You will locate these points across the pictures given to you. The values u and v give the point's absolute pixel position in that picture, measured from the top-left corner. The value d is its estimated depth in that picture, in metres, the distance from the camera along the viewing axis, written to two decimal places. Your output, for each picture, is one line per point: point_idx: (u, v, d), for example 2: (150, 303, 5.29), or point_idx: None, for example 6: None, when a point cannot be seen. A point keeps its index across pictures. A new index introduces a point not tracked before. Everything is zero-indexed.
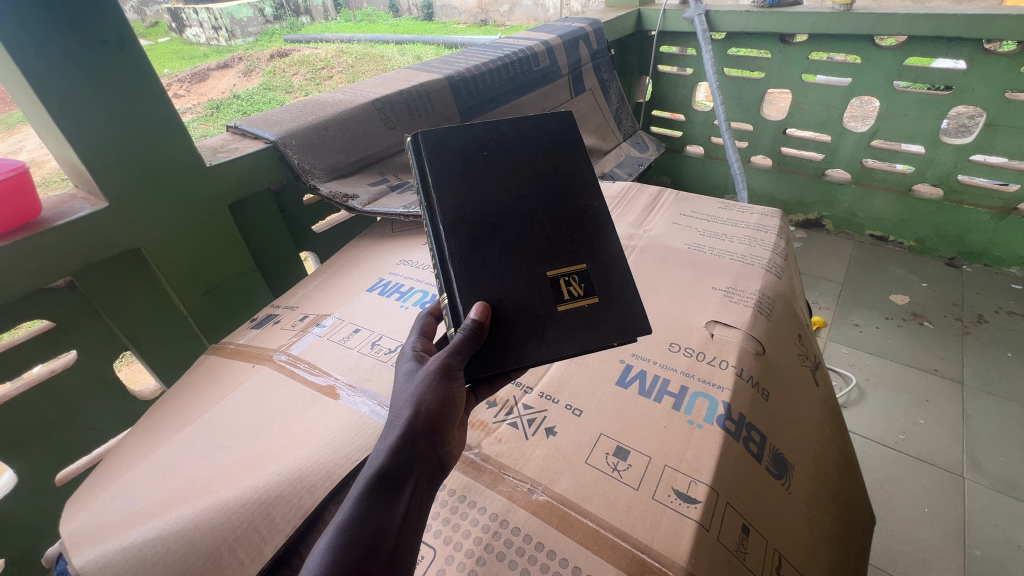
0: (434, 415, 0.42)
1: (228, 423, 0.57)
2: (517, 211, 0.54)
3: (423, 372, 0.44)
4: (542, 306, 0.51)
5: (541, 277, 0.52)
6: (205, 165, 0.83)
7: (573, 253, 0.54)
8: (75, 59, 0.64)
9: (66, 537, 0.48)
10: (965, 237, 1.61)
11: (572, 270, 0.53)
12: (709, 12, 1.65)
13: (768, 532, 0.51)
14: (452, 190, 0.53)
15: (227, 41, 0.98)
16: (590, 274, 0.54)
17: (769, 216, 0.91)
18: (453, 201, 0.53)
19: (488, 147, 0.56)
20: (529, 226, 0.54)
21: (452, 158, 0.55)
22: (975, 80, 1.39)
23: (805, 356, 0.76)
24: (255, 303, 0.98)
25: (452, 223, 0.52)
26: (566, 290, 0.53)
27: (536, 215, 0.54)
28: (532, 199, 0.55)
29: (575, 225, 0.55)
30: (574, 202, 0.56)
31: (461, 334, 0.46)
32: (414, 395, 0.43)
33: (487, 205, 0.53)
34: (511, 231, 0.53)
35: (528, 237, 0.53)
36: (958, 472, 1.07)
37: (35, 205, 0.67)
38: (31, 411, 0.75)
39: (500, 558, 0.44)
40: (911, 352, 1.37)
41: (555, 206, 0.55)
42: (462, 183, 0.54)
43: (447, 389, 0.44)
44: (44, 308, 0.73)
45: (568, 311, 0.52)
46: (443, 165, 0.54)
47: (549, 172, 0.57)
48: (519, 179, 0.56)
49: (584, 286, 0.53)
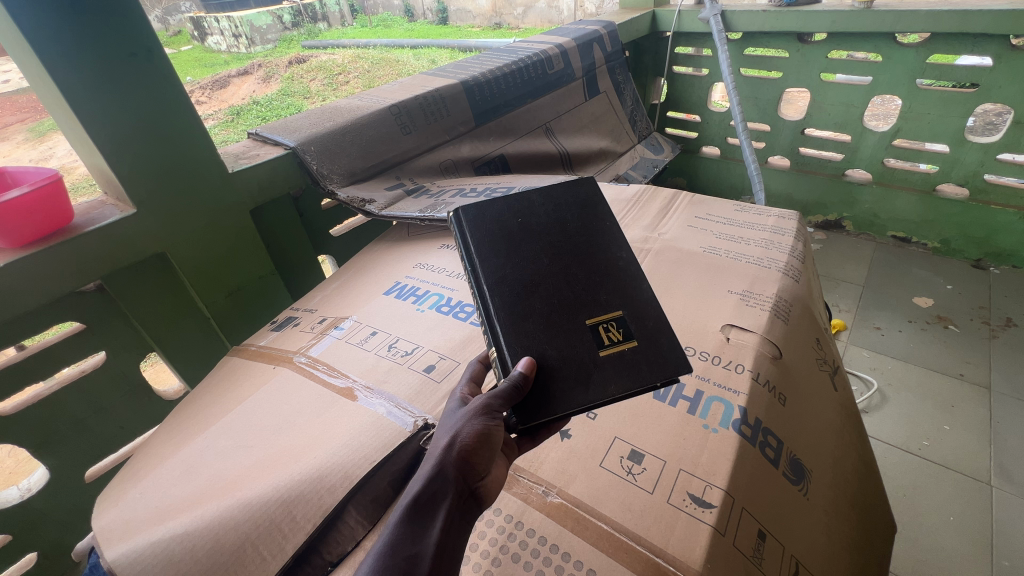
0: (470, 446, 0.40)
1: (250, 423, 0.59)
2: (551, 266, 0.52)
3: (465, 405, 0.42)
4: (583, 353, 0.47)
5: (581, 325, 0.49)
6: (228, 171, 0.85)
7: (605, 301, 0.51)
8: (108, 75, 0.67)
9: (98, 533, 0.50)
10: (991, 238, 1.57)
11: (609, 316, 0.50)
12: (725, 12, 1.64)
13: (786, 539, 0.51)
14: (495, 254, 0.52)
15: (247, 48, 1.04)
16: (627, 319, 0.50)
17: (786, 218, 0.90)
18: (498, 264, 0.52)
19: (521, 216, 0.56)
20: (563, 279, 0.51)
21: (490, 229, 0.54)
22: (1002, 77, 1.36)
23: (823, 361, 0.75)
24: (277, 304, 1.00)
25: (495, 283, 0.50)
26: (605, 336, 0.49)
27: (567, 268, 0.52)
28: (559, 255, 0.53)
29: (606, 282, 0.52)
30: (601, 254, 0.54)
31: (509, 383, 0.43)
32: (452, 426, 0.41)
33: (529, 264, 0.52)
34: (548, 287, 0.51)
35: (562, 291, 0.50)
36: (984, 480, 1.05)
37: (67, 212, 0.69)
38: (63, 410, 0.78)
39: (516, 559, 0.44)
40: (936, 356, 1.34)
41: (586, 260, 0.53)
42: (504, 254, 0.52)
43: (486, 422, 0.41)
44: (76, 312, 0.76)
45: (609, 356, 0.47)
46: (482, 234, 0.54)
47: (573, 229, 0.55)
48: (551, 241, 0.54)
49: (623, 330, 0.49)
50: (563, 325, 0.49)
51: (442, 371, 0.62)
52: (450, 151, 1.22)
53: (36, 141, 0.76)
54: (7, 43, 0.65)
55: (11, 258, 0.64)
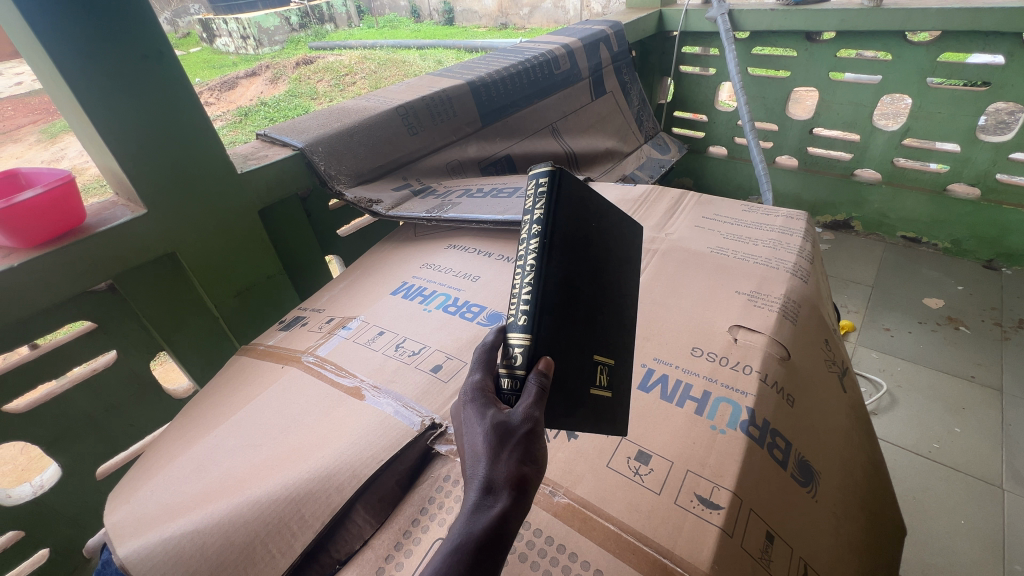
0: (534, 471, 0.38)
1: (258, 422, 0.59)
2: (596, 284, 0.49)
3: (520, 425, 0.38)
4: (581, 384, 0.45)
5: (587, 353, 0.47)
6: (237, 172, 0.86)
7: (608, 342, 0.49)
8: (119, 77, 0.68)
9: (111, 529, 0.51)
10: (1003, 238, 1.55)
11: (605, 361, 0.48)
12: (732, 11, 1.63)
13: (794, 542, 0.50)
14: (564, 242, 0.47)
15: (254, 50, 1.05)
16: (616, 370, 0.49)
17: (794, 218, 0.89)
18: (563, 255, 0.46)
19: (597, 220, 0.51)
20: (597, 304, 0.49)
21: (571, 213, 0.48)
22: (1014, 76, 1.34)
23: (832, 362, 0.75)
24: (285, 304, 1.01)
25: (553, 272, 0.45)
26: (598, 376, 0.47)
27: (601, 295, 0.50)
28: (602, 274, 0.50)
29: (618, 323, 0.51)
30: (625, 288, 0.53)
31: (540, 385, 0.40)
32: (517, 452, 0.37)
33: (585, 271, 0.48)
34: (586, 305, 0.47)
35: (591, 313, 0.48)
36: (997, 483, 1.03)
37: (79, 213, 0.70)
38: (74, 408, 0.79)
39: (523, 559, 0.44)
40: (946, 358, 1.32)
41: (617, 295, 0.51)
42: (567, 250, 0.47)
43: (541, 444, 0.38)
44: (88, 311, 0.76)
45: (595, 397, 0.46)
46: (564, 213, 0.47)
47: (619, 254, 0.53)
48: (606, 261, 0.51)
49: (609, 380, 0.48)
50: (578, 347, 0.46)
51: (449, 371, 0.62)
52: (456, 151, 1.23)
53: (48, 143, 0.77)
54: (22, 48, 0.66)
55: (24, 258, 0.65)
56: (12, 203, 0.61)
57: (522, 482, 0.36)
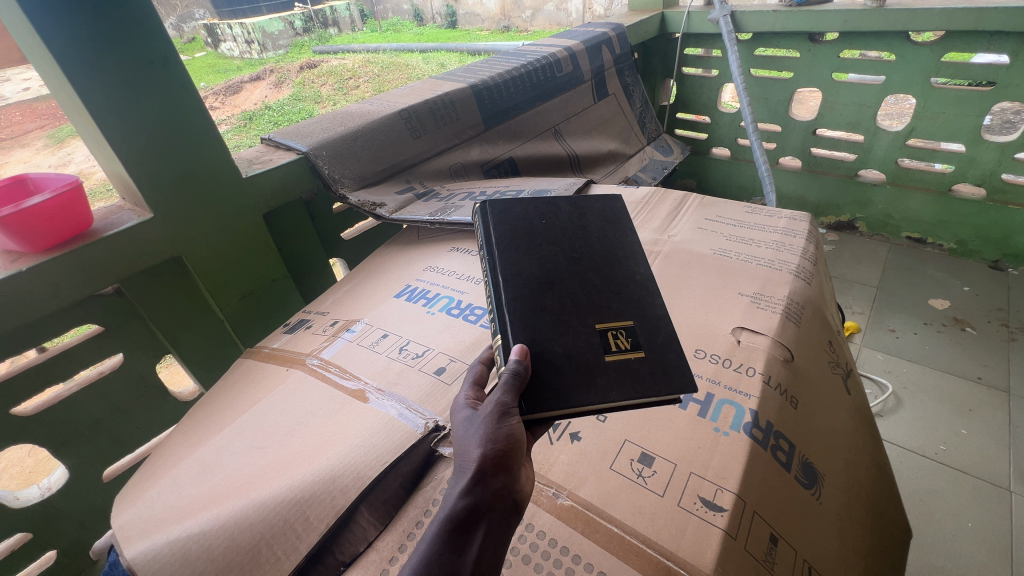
0: (503, 454, 0.38)
1: (264, 424, 0.60)
2: (570, 273, 0.52)
3: (483, 412, 0.39)
4: (588, 354, 0.46)
5: (589, 328, 0.48)
6: (242, 176, 0.87)
7: (617, 309, 0.50)
8: (125, 81, 0.68)
9: (119, 531, 0.51)
10: (1010, 239, 1.54)
11: (618, 329, 0.49)
12: (735, 13, 1.63)
13: (798, 544, 0.50)
14: (517, 250, 0.53)
15: (259, 54, 1.09)
16: (637, 329, 0.49)
17: (797, 220, 0.89)
18: (518, 259, 0.52)
19: (543, 215, 0.57)
20: (580, 283, 0.51)
21: (514, 227, 0.55)
22: (1019, 75, 1.34)
23: (836, 363, 0.75)
24: (289, 307, 1.01)
25: (512, 276, 0.50)
26: (612, 342, 0.47)
27: (582, 275, 0.52)
28: (579, 263, 0.53)
29: (620, 291, 0.52)
30: (613, 262, 0.55)
31: (506, 376, 0.41)
32: (480, 437, 0.38)
33: (550, 263, 0.52)
34: (564, 288, 0.50)
35: (576, 297, 0.50)
36: (1004, 486, 1.03)
37: (88, 218, 0.71)
38: (81, 411, 0.80)
39: (527, 561, 0.44)
40: (952, 359, 1.31)
41: (603, 267, 0.54)
42: (518, 250, 0.53)
43: (510, 425, 0.39)
44: (94, 315, 0.77)
45: (615, 363, 0.46)
46: (505, 230, 0.54)
47: (597, 241, 0.56)
48: (574, 246, 0.55)
49: (631, 339, 0.48)
50: (572, 324, 0.48)
51: (453, 373, 0.63)
52: (460, 154, 1.23)
53: (56, 147, 0.79)
54: (29, 52, 0.66)
55: (32, 262, 0.66)
56: (21, 208, 0.62)
57: (485, 463, 0.37)
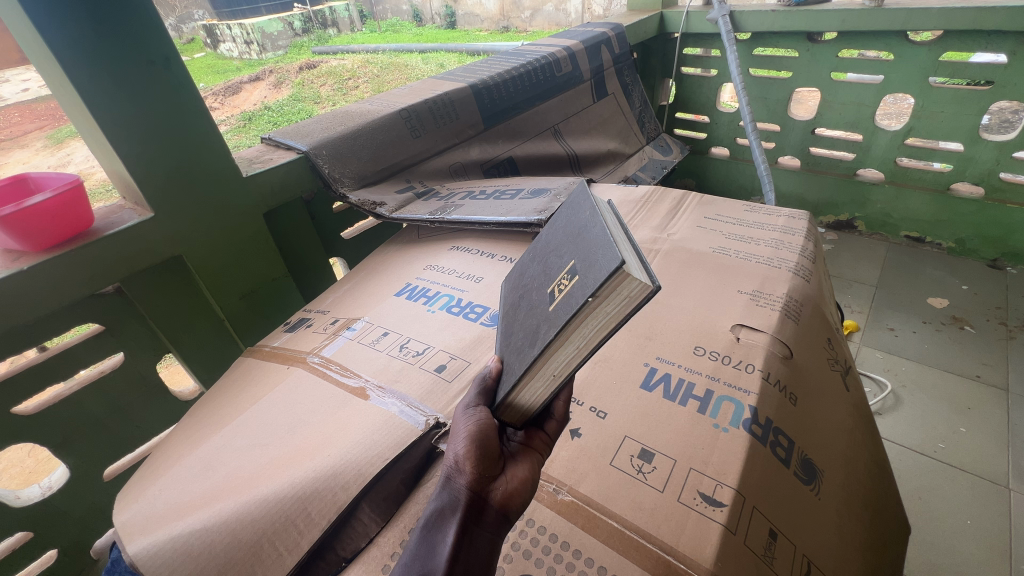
0: (466, 454, 0.39)
1: (264, 422, 0.60)
2: (537, 265, 0.52)
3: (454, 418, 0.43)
4: (539, 320, 0.43)
5: (541, 297, 0.46)
6: (242, 175, 0.87)
7: (563, 260, 0.45)
8: (124, 79, 0.68)
9: (121, 528, 0.51)
10: (1008, 237, 1.54)
11: (563, 271, 0.44)
12: (733, 13, 1.64)
13: (798, 540, 0.50)
14: (513, 282, 0.59)
15: (258, 55, 1.10)
16: (575, 260, 0.43)
17: (796, 218, 0.89)
18: (512, 287, 0.58)
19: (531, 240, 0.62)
20: (541, 267, 0.51)
21: (514, 267, 0.62)
22: (1016, 74, 1.34)
23: (835, 360, 0.75)
24: (289, 307, 1.02)
25: (507, 305, 0.56)
26: (558, 289, 0.43)
27: (544, 258, 0.51)
28: (544, 250, 0.53)
29: (567, 241, 0.47)
30: (564, 226, 0.51)
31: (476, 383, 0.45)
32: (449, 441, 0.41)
33: (527, 271, 0.55)
34: (532, 281, 0.51)
35: (538, 280, 0.49)
36: (1004, 484, 1.03)
37: (88, 217, 0.71)
38: (82, 410, 0.80)
39: (527, 556, 0.44)
40: (950, 358, 1.32)
41: (559, 235, 0.51)
42: (514, 280, 0.59)
43: (470, 425, 0.41)
44: (95, 314, 0.77)
45: (556, 307, 0.41)
46: (510, 275, 0.62)
47: (559, 222, 0.54)
48: (544, 241, 0.56)
49: (570, 274, 0.42)
50: (535, 302, 0.47)
51: (453, 371, 0.63)
52: (459, 153, 1.23)
53: (55, 148, 0.80)
54: (29, 51, 0.66)
55: (33, 261, 0.66)
56: (22, 207, 0.62)
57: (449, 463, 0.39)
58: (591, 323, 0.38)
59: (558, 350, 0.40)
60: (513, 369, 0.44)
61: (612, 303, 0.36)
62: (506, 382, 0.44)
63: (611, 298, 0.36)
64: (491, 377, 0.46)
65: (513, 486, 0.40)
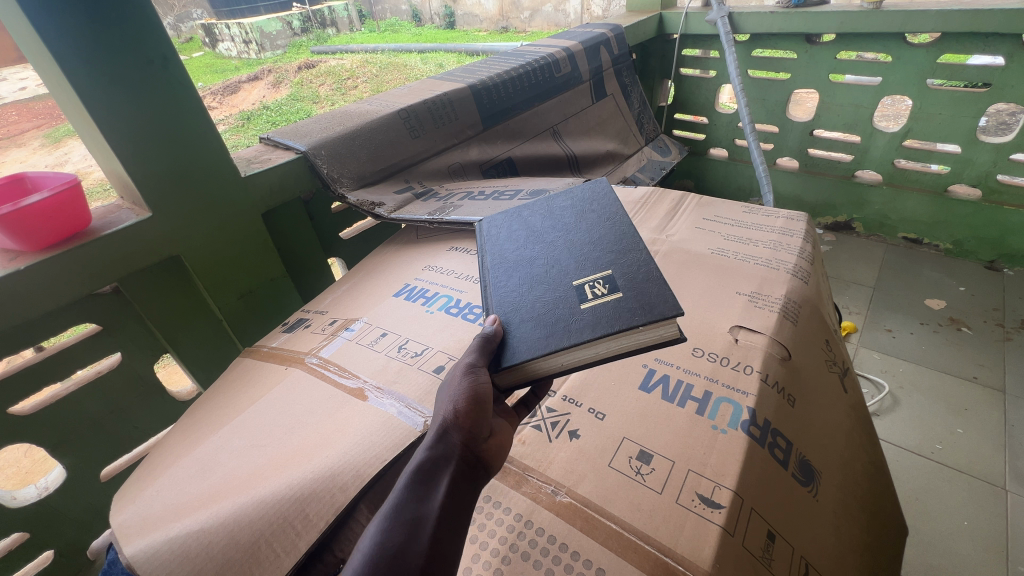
0: (467, 411, 0.41)
1: (262, 423, 0.60)
2: (552, 254, 0.58)
3: (452, 372, 0.44)
4: (566, 308, 0.50)
5: (567, 288, 0.53)
6: (241, 175, 0.87)
7: (599, 268, 0.54)
8: (120, 79, 0.68)
9: (117, 528, 0.51)
10: (1005, 239, 1.55)
11: (598, 279, 0.52)
12: (732, 14, 1.64)
13: (795, 540, 0.51)
14: (506, 246, 0.63)
15: (256, 54, 1.10)
16: (616, 277, 0.52)
17: (794, 219, 0.89)
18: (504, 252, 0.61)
19: (533, 216, 0.67)
20: (561, 256, 0.58)
21: (505, 230, 0.66)
22: (1013, 77, 1.35)
23: (832, 361, 0.75)
24: (287, 307, 1.01)
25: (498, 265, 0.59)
26: (590, 292, 0.51)
27: (565, 250, 0.58)
28: (564, 242, 0.60)
29: (601, 252, 0.56)
30: (593, 233, 0.60)
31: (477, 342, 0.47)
32: (449, 394, 0.42)
33: (535, 250, 0.60)
34: (548, 265, 0.57)
35: (557, 268, 0.56)
36: (1000, 485, 1.03)
37: (85, 217, 0.71)
38: (79, 410, 0.80)
39: (525, 557, 0.44)
40: (947, 359, 1.32)
41: (587, 239, 0.59)
42: (507, 245, 0.62)
43: (472, 381, 0.43)
44: (92, 313, 0.77)
45: (592, 307, 0.49)
46: (496, 236, 0.65)
47: (583, 224, 0.62)
48: (560, 229, 0.62)
49: (610, 286, 0.51)
50: (552, 288, 0.53)
51: None
52: (458, 154, 1.23)
53: (52, 147, 0.79)
54: (27, 50, 0.66)
55: (31, 261, 0.66)
56: (18, 207, 0.62)
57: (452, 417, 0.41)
58: (619, 339, 0.47)
59: (582, 348, 0.47)
60: (525, 340, 0.48)
61: (645, 334, 0.47)
62: (513, 348, 0.47)
63: (648, 330, 0.47)
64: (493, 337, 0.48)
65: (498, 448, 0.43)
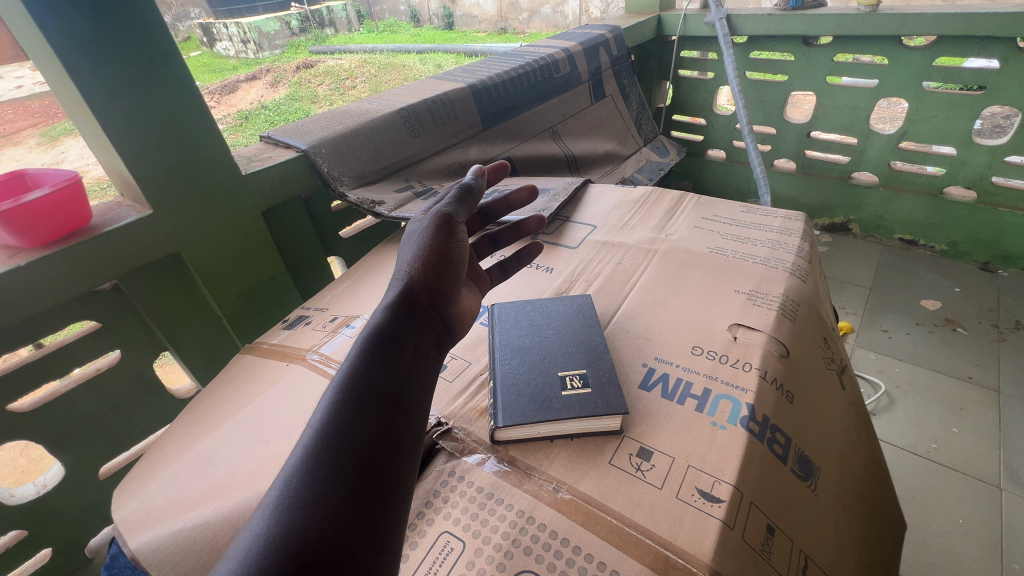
0: (384, 347, 0.43)
1: (265, 419, 0.60)
2: (540, 339, 0.66)
3: (380, 312, 0.47)
4: (549, 392, 0.57)
5: (552, 374, 0.60)
6: (241, 173, 0.87)
7: (580, 364, 0.61)
8: (122, 78, 0.68)
9: (120, 523, 0.51)
10: (1000, 241, 1.56)
11: (575, 372, 0.60)
12: (730, 16, 1.65)
13: (794, 534, 0.51)
14: (507, 321, 0.70)
15: (255, 54, 1.02)
16: (590, 375, 0.59)
17: (793, 219, 0.90)
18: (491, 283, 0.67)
19: (533, 301, 0.75)
20: (551, 343, 0.65)
21: (508, 307, 0.73)
22: (1009, 80, 1.36)
23: (831, 359, 0.76)
24: (286, 305, 1.01)
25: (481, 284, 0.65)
26: (568, 383, 0.58)
27: (553, 338, 0.66)
28: (552, 330, 0.68)
29: (584, 349, 0.64)
30: (579, 326, 0.68)
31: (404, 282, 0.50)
32: (368, 332, 0.44)
33: (529, 330, 0.68)
34: (537, 348, 0.64)
35: (545, 355, 0.63)
36: (994, 483, 1.04)
37: (85, 213, 0.71)
38: (77, 407, 0.80)
39: (528, 552, 0.45)
40: (944, 359, 1.33)
41: (573, 332, 0.67)
42: (507, 325, 0.69)
43: (385, 322, 0.46)
44: (92, 309, 0.77)
45: (569, 395, 0.56)
46: (502, 308, 0.73)
47: (572, 318, 0.70)
48: (551, 317, 0.70)
49: (583, 381, 0.58)
50: (536, 374, 0.60)
51: (453, 371, 0.66)
52: (459, 153, 1.23)
53: (49, 145, 0.79)
54: (29, 48, 0.66)
55: (32, 257, 0.66)
56: (19, 203, 0.62)
57: (374, 352, 0.43)
58: (582, 423, 0.54)
59: (553, 425, 0.54)
60: (509, 408, 0.55)
61: (602, 423, 0.54)
62: (499, 414, 0.55)
63: (604, 419, 0.54)
64: (417, 276, 0.50)
65: (420, 379, 0.44)
